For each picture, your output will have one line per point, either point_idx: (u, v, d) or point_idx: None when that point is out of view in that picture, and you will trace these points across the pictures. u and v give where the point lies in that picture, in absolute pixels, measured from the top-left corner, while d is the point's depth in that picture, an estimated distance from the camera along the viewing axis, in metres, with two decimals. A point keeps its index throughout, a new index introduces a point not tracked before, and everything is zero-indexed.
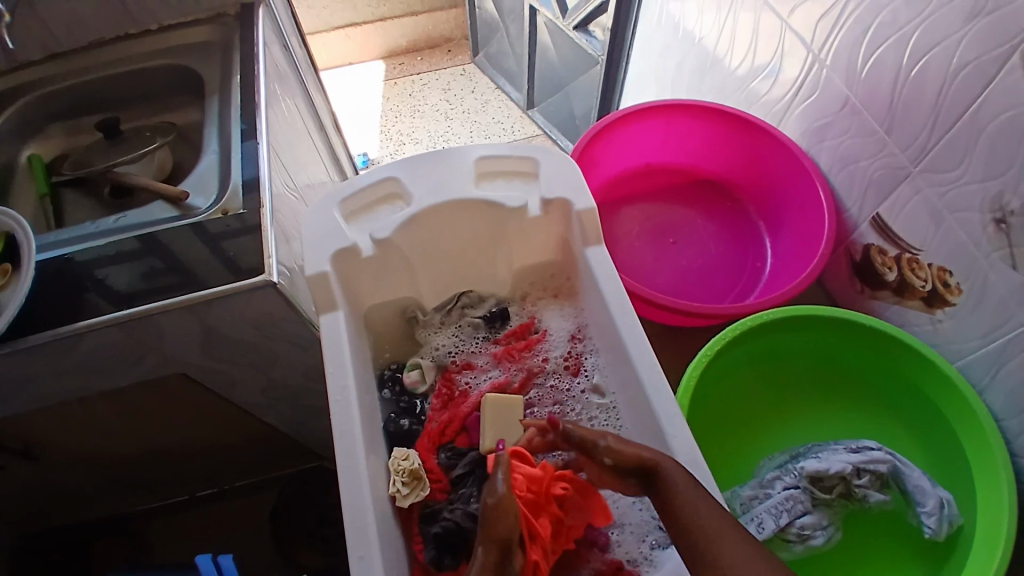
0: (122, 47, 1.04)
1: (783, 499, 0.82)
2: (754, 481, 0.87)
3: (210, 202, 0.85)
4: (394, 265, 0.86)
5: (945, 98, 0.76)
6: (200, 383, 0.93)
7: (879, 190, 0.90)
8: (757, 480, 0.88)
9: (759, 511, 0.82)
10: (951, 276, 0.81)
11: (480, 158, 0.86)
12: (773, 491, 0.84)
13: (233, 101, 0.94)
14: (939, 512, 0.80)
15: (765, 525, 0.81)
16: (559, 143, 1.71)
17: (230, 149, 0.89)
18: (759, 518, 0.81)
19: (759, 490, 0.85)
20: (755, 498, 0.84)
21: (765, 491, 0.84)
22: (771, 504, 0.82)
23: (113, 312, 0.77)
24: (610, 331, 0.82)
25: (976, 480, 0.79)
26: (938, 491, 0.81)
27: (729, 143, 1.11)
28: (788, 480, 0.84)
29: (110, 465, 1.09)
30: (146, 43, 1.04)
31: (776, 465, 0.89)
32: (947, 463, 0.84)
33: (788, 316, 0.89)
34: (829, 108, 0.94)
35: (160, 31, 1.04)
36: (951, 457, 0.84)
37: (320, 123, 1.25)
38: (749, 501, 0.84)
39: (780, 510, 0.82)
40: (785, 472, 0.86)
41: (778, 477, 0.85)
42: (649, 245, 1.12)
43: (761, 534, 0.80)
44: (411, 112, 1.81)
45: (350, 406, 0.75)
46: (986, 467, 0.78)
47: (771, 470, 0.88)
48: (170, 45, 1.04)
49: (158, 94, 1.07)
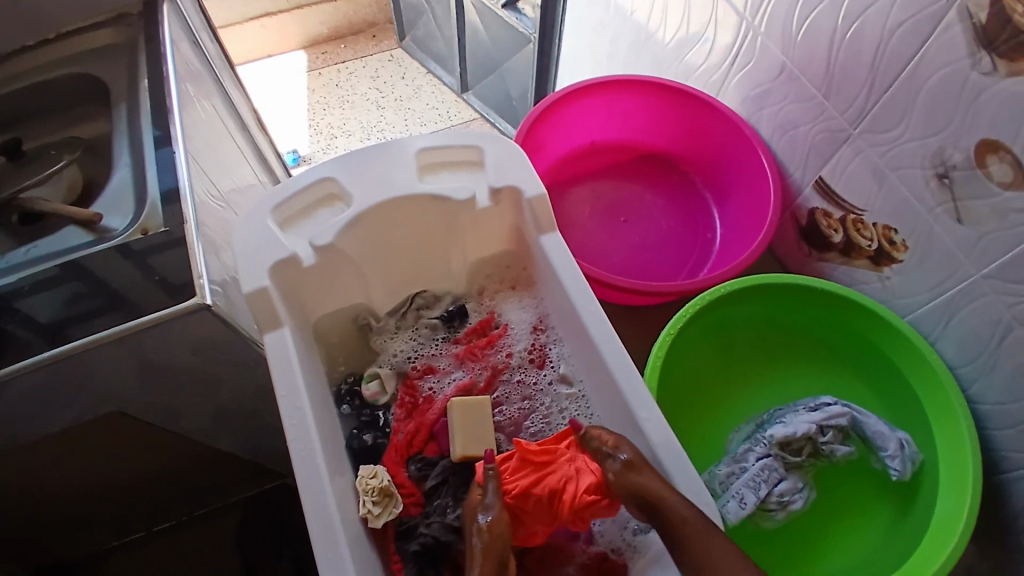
0: (22, 58, 0.94)
1: (760, 470, 0.84)
2: (728, 457, 0.88)
3: (128, 221, 0.77)
4: (340, 272, 0.81)
5: (881, 58, 0.77)
6: (141, 418, 0.86)
7: (820, 154, 0.91)
8: (731, 455, 0.89)
9: (739, 487, 0.83)
10: (896, 233, 0.84)
11: (422, 150, 0.82)
12: (749, 464, 0.85)
13: (142, 108, 0.86)
14: (901, 453, 0.83)
15: (746, 499, 0.82)
16: (498, 125, 1.67)
17: (145, 161, 0.81)
18: (740, 494, 0.82)
19: (734, 465, 0.86)
20: (732, 474, 0.85)
21: (740, 466, 0.86)
22: (749, 477, 0.83)
23: (33, 355, 0.70)
24: (572, 318, 0.80)
25: (931, 418, 0.83)
26: (897, 433, 0.85)
27: (671, 116, 1.10)
28: (760, 450, 0.86)
29: (50, 513, 1.00)
30: (46, 51, 0.95)
31: (744, 437, 0.90)
32: (899, 406, 0.88)
33: (745, 288, 0.89)
34: (766, 75, 0.94)
35: (61, 37, 0.95)
36: (904, 400, 0.87)
37: (242, 124, 1.16)
38: (727, 478, 0.85)
39: (759, 481, 0.83)
40: (754, 443, 0.87)
41: (750, 448, 0.87)
42: (600, 226, 1.10)
43: (745, 509, 0.82)
44: (340, 103, 1.72)
45: (309, 428, 0.71)
46: (940, 404, 0.82)
47: (742, 444, 0.89)
48: (70, 53, 0.94)
49: (58, 107, 0.97)
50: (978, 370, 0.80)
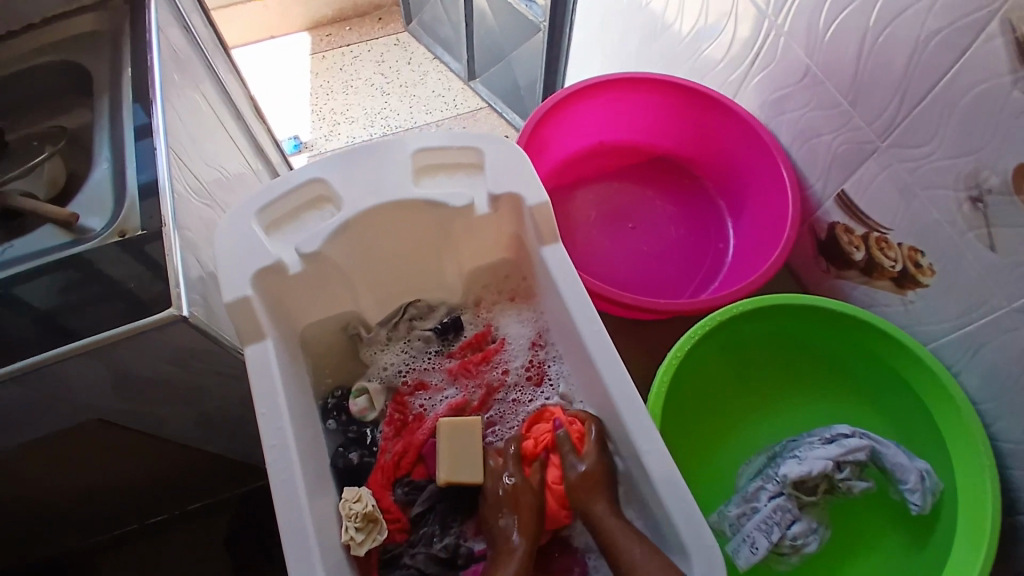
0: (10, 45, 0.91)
1: (772, 512, 0.79)
2: (738, 496, 0.83)
3: (105, 222, 0.73)
4: (329, 280, 0.77)
5: (914, 69, 0.72)
6: (122, 426, 0.82)
7: (844, 166, 0.85)
8: (741, 493, 0.84)
9: (750, 530, 0.79)
10: (923, 256, 0.79)
11: (417, 151, 0.77)
12: (761, 504, 0.80)
13: (124, 100, 0.81)
14: (922, 487, 0.79)
15: (758, 544, 0.78)
16: (506, 115, 1.60)
17: (123, 155, 0.77)
18: (752, 538, 0.78)
19: (745, 506, 0.81)
20: (743, 515, 0.81)
21: (751, 506, 0.81)
22: (760, 520, 0.79)
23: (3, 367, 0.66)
24: (572, 336, 0.76)
25: (951, 449, 0.78)
26: (915, 463, 0.80)
27: (684, 118, 1.05)
28: (772, 489, 0.81)
29: (33, 516, 0.98)
30: (35, 37, 0.91)
31: (753, 473, 0.86)
32: (915, 433, 0.84)
33: (760, 306, 0.85)
34: (787, 78, 0.88)
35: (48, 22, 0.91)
36: (921, 427, 0.83)
37: (235, 113, 1.11)
38: (737, 520, 0.81)
39: (770, 524, 0.78)
40: (766, 480, 0.82)
41: (761, 487, 0.82)
42: (607, 233, 1.05)
43: (756, 555, 0.78)
44: (343, 88, 1.66)
45: (289, 450, 0.67)
46: (959, 437, 0.77)
47: (753, 480, 0.84)
48: (57, 40, 0.90)
49: (43, 96, 0.92)
50: (1004, 408, 0.76)
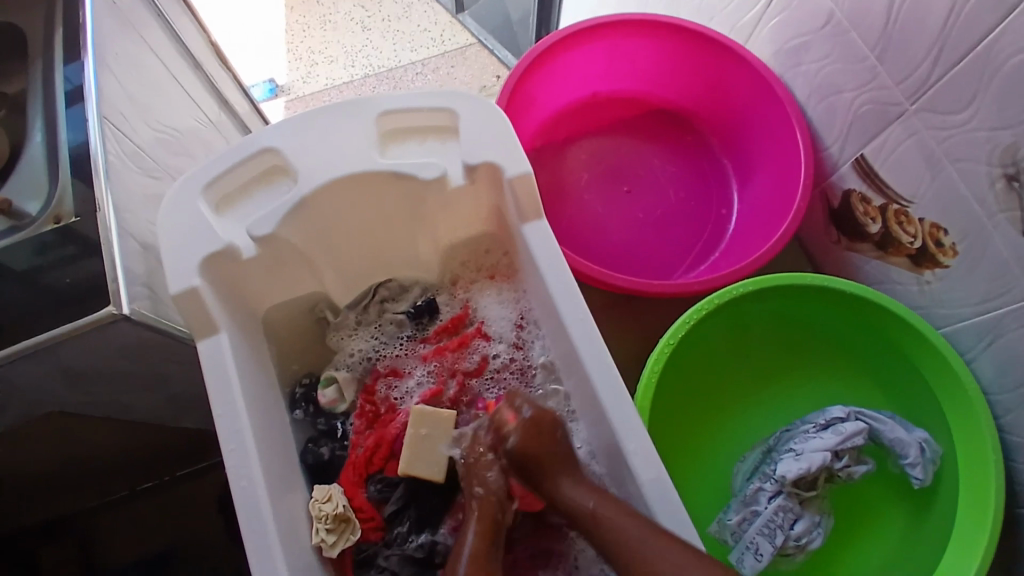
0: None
1: (773, 515, 0.75)
2: (737, 500, 0.79)
3: (41, 204, 0.66)
4: (285, 263, 0.70)
5: (953, 25, 0.65)
6: (86, 414, 0.78)
7: (864, 128, 0.79)
8: (739, 496, 0.80)
9: (753, 536, 0.75)
10: (945, 235, 0.73)
11: (385, 113, 0.67)
12: (761, 507, 0.76)
13: (57, 57, 0.72)
14: (922, 459, 0.75)
15: (762, 550, 0.74)
16: (497, 52, 1.46)
17: (56, 123, 0.69)
18: (755, 545, 0.74)
19: (745, 511, 0.77)
20: (744, 522, 0.76)
21: (752, 509, 0.76)
22: (762, 525, 0.75)
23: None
24: (554, 317, 0.69)
25: (951, 421, 0.75)
26: (914, 434, 0.77)
27: (689, 64, 0.95)
28: (770, 489, 0.76)
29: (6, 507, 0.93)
30: None
31: (749, 471, 0.82)
32: (912, 404, 0.80)
33: (761, 287, 0.79)
34: (809, 23, 0.80)
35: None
36: (921, 399, 0.79)
37: (193, 61, 1.00)
38: (738, 527, 0.77)
39: (773, 528, 0.75)
40: (763, 479, 0.78)
41: (760, 488, 0.77)
42: (602, 198, 0.97)
43: (761, 562, 0.74)
44: (321, 24, 1.52)
45: (249, 454, 0.61)
46: (960, 409, 0.74)
47: (751, 480, 0.80)
48: None
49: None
50: (1016, 399, 0.71)
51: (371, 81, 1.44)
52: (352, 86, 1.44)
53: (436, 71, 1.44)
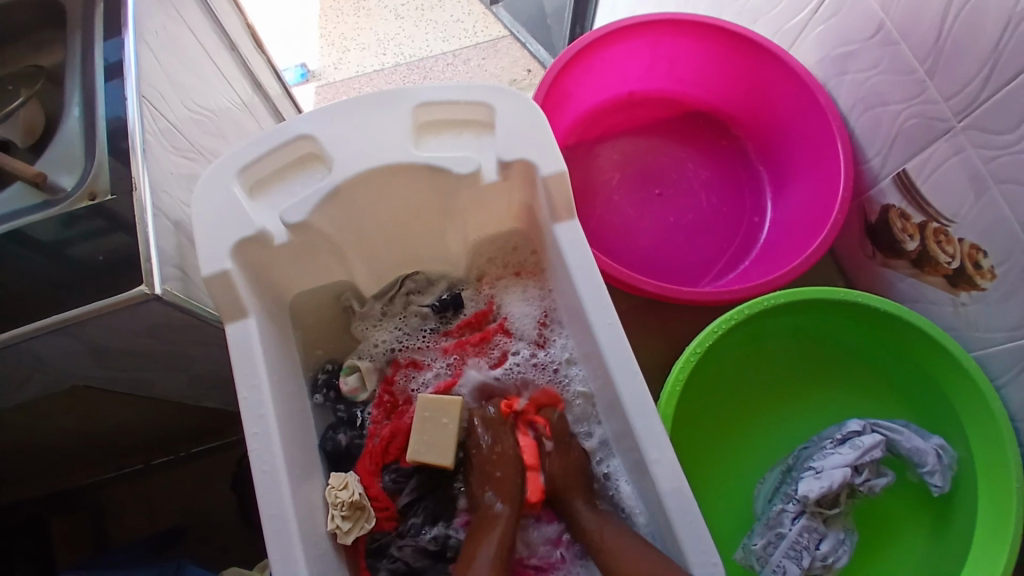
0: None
1: (798, 537, 0.75)
2: (761, 522, 0.78)
3: (76, 179, 0.66)
4: (316, 252, 0.70)
5: (1010, 40, 0.63)
6: (110, 389, 0.78)
7: (909, 143, 0.77)
8: (762, 519, 0.79)
9: (779, 560, 0.75)
10: (985, 257, 0.71)
11: (423, 104, 0.66)
12: (785, 530, 0.76)
13: (97, 32, 0.72)
14: (939, 466, 0.76)
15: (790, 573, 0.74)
16: (530, 46, 1.44)
17: (94, 98, 0.69)
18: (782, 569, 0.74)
19: (770, 534, 0.76)
20: (769, 545, 0.76)
21: (776, 532, 0.76)
22: (788, 547, 0.75)
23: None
24: (581, 319, 0.68)
25: (968, 427, 0.74)
26: (931, 442, 0.77)
27: (731, 69, 0.93)
28: (793, 510, 0.76)
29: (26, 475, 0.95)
30: None
31: (770, 493, 0.81)
32: (929, 415, 0.80)
33: (792, 300, 0.78)
34: (857, 33, 0.79)
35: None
36: (940, 410, 0.78)
37: (229, 42, 1.00)
38: (764, 551, 0.76)
39: (799, 550, 0.75)
40: (785, 500, 0.78)
41: (783, 510, 0.77)
42: (631, 200, 0.96)
43: None
44: (355, 10, 1.52)
45: (272, 440, 0.61)
46: (980, 420, 0.73)
47: (773, 502, 0.79)
48: None
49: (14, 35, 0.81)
50: None
51: (402, 70, 1.43)
52: (383, 74, 1.43)
53: (467, 62, 1.44)
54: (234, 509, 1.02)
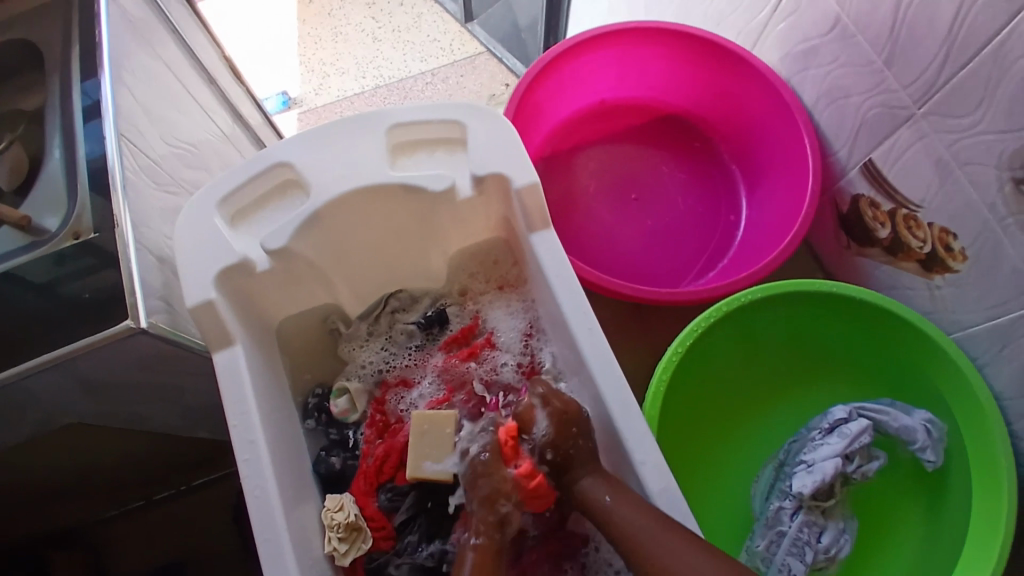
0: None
1: (799, 533, 0.75)
2: (761, 522, 0.79)
3: (60, 221, 0.67)
4: (299, 277, 0.72)
5: (960, 27, 0.65)
6: (103, 424, 0.79)
7: (874, 132, 0.79)
8: (762, 519, 0.80)
9: (783, 559, 0.75)
10: (955, 239, 0.73)
11: (394, 127, 0.68)
12: (785, 527, 0.76)
13: (72, 73, 0.74)
14: (931, 441, 0.76)
15: (795, 570, 0.74)
16: (506, 61, 1.47)
17: (73, 138, 0.70)
18: (788, 568, 0.74)
19: (771, 534, 0.77)
20: (772, 544, 0.77)
21: (777, 531, 0.77)
22: (790, 545, 0.75)
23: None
24: (562, 325, 0.69)
25: (951, 400, 0.76)
26: (917, 417, 0.78)
27: (698, 72, 0.96)
28: (791, 507, 0.77)
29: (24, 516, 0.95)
30: None
31: (766, 491, 0.82)
32: (913, 394, 0.81)
33: (768, 296, 0.80)
34: (815, 30, 0.81)
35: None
36: (922, 387, 0.79)
37: (207, 76, 1.02)
38: (767, 551, 0.77)
39: (802, 546, 0.75)
40: (781, 497, 0.79)
41: (780, 507, 0.78)
42: (609, 207, 0.97)
43: None
44: (332, 36, 1.55)
45: (263, 464, 0.62)
46: (963, 396, 0.74)
47: (770, 500, 0.80)
48: (6, 12, 0.81)
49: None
50: None
51: (382, 92, 1.45)
52: (364, 97, 1.45)
53: (446, 80, 1.46)
54: (234, 538, 1.03)
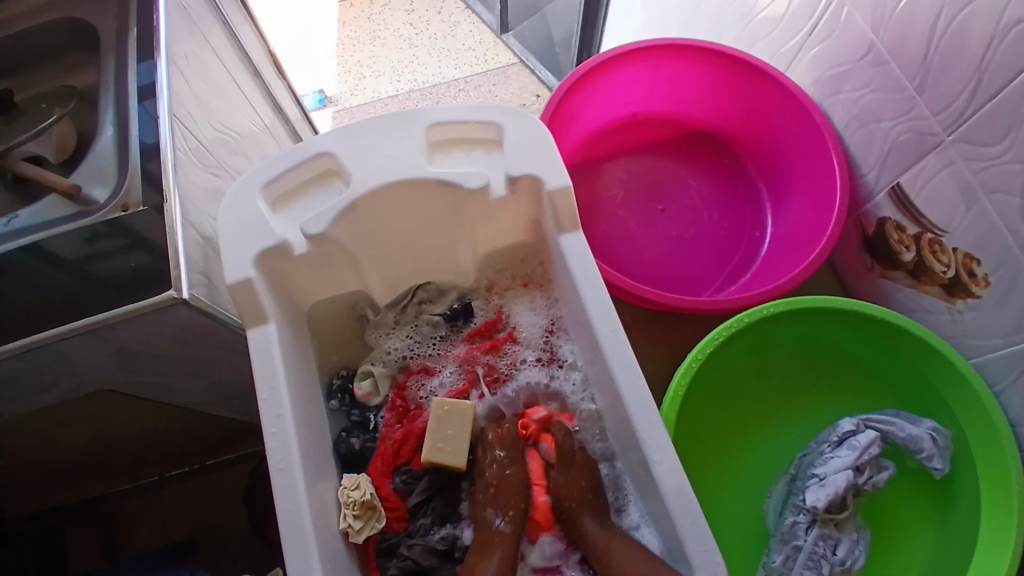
0: (14, 2, 0.86)
1: (815, 546, 0.76)
2: (776, 536, 0.80)
3: (108, 193, 0.69)
4: (334, 262, 0.74)
5: (991, 58, 0.66)
6: (133, 395, 0.82)
7: (901, 156, 0.80)
8: (777, 533, 0.80)
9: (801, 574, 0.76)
10: (978, 265, 0.74)
11: (435, 123, 0.70)
12: (801, 541, 0.77)
13: (128, 52, 0.77)
14: (937, 449, 0.78)
15: None
16: (538, 72, 1.50)
17: (127, 114, 0.73)
18: None
19: (787, 548, 0.78)
20: (788, 559, 0.77)
21: (793, 545, 0.77)
22: (807, 559, 0.76)
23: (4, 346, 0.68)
24: (585, 325, 0.71)
25: (958, 408, 0.77)
26: (923, 426, 0.79)
27: (729, 89, 0.97)
28: (805, 521, 0.77)
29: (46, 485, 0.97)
30: None
31: (780, 506, 0.82)
32: (921, 403, 0.82)
33: (791, 309, 0.81)
34: (848, 54, 0.82)
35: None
36: (931, 397, 0.80)
37: (252, 69, 1.06)
38: (784, 566, 0.78)
39: (818, 559, 0.76)
40: (795, 511, 0.79)
41: (795, 521, 0.78)
42: (635, 215, 0.99)
43: None
44: (371, 39, 1.59)
45: (289, 438, 0.64)
46: (969, 403, 0.76)
47: (784, 514, 0.81)
48: None
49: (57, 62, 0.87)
50: None
51: (415, 95, 1.49)
52: (397, 100, 1.49)
53: (478, 88, 1.49)
54: (247, 523, 1.04)
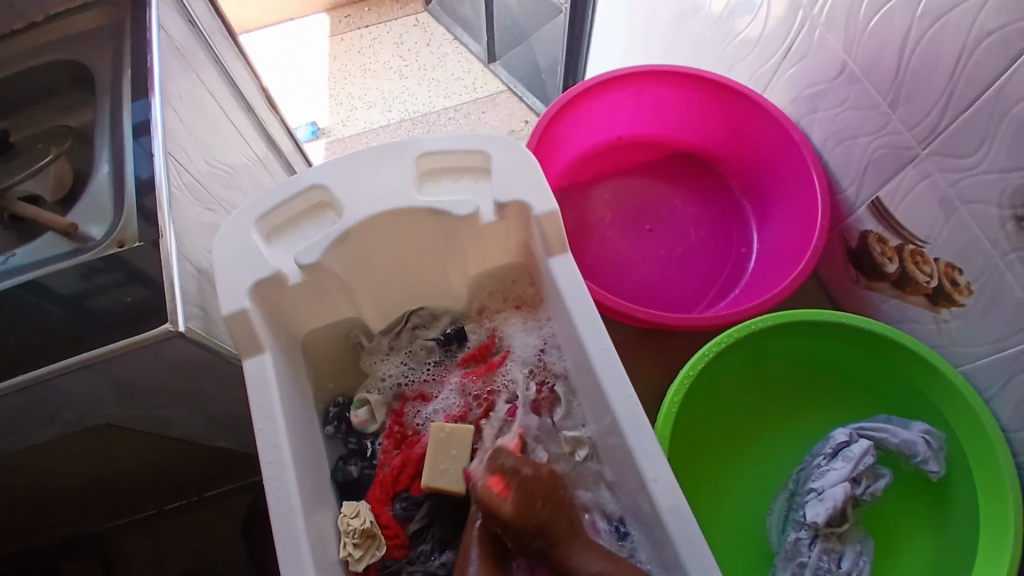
0: (12, 46, 0.88)
1: (819, 561, 0.76)
2: (781, 554, 0.79)
3: (105, 230, 0.70)
4: (327, 289, 0.75)
5: (962, 72, 0.69)
6: (130, 429, 0.82)
7: (880, 170, 0.82)
8: (781, 551, 0.80)
9: None
10: (960, 274, 0.75)
11: (425, 153, 0.72)
12: (805, 557, 0.77)
13: (123, 91, 0.79)
14: (932, 452, 0.78)
15: None
16: (526, 99, 1.53)
17: (123, 151, 0.74)
18: None
19: (792, 566, 0.77)
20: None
21: (797, 562, 0.77)
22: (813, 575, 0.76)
23: (1, 383, 0.68)
24: (577, 346, 0.72)
25: (948, 411, 0.78)
26: (915, 430, 0.79)
27: (710, 112, 1.00)
28: (807, 536, 0.77)
29: (41, 524, 0.96)
30: (37, 35, 0.88)
31: (782, 522, 0.82)
32: (912, 408, 0.83)
33: (779, 324, 0.83)
34: (823, 75, 0.85)
35: (52, 25, 0.88)
36: (921, 402, 0.81)
37: (246, 105, 1.08)
38: None
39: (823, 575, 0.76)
40: (797, 527, 0.79)
41: (797, 538, 0.78)
42: (624, 236, 1.01)
43: None
44: (361, 72, 1.62)
45: (286, 467, 0.64)
46: (957, 406, 0.77)
47: (787, 531, 0.81)
48: (61, 37, 0.87)
49: (53, 103, 0.89)
50: None
51: (406, 125, 1.52)
52: (389, 130, 1.52)
53: (467, 116, 1.52)
54: (246, 555, 1.04)
